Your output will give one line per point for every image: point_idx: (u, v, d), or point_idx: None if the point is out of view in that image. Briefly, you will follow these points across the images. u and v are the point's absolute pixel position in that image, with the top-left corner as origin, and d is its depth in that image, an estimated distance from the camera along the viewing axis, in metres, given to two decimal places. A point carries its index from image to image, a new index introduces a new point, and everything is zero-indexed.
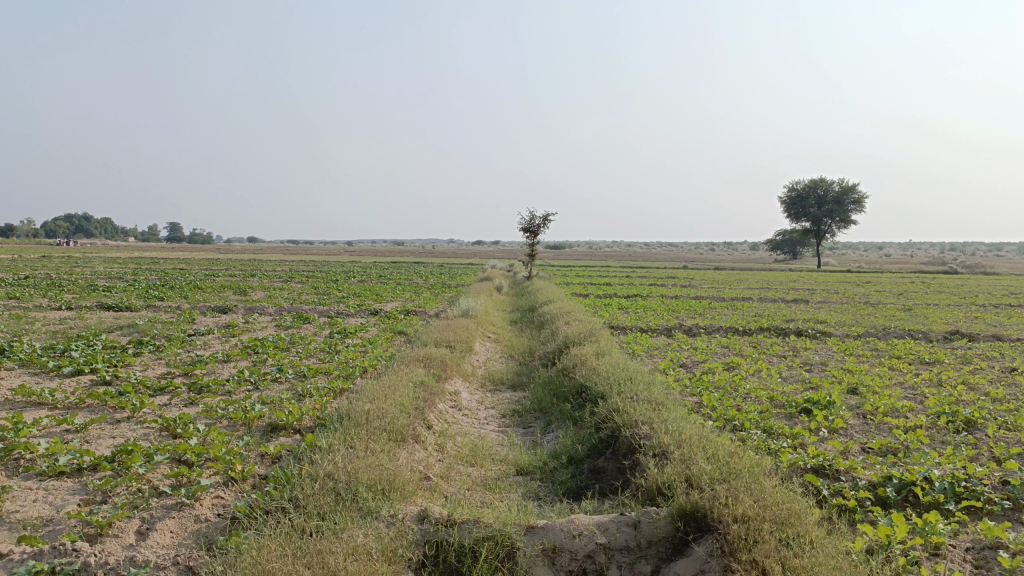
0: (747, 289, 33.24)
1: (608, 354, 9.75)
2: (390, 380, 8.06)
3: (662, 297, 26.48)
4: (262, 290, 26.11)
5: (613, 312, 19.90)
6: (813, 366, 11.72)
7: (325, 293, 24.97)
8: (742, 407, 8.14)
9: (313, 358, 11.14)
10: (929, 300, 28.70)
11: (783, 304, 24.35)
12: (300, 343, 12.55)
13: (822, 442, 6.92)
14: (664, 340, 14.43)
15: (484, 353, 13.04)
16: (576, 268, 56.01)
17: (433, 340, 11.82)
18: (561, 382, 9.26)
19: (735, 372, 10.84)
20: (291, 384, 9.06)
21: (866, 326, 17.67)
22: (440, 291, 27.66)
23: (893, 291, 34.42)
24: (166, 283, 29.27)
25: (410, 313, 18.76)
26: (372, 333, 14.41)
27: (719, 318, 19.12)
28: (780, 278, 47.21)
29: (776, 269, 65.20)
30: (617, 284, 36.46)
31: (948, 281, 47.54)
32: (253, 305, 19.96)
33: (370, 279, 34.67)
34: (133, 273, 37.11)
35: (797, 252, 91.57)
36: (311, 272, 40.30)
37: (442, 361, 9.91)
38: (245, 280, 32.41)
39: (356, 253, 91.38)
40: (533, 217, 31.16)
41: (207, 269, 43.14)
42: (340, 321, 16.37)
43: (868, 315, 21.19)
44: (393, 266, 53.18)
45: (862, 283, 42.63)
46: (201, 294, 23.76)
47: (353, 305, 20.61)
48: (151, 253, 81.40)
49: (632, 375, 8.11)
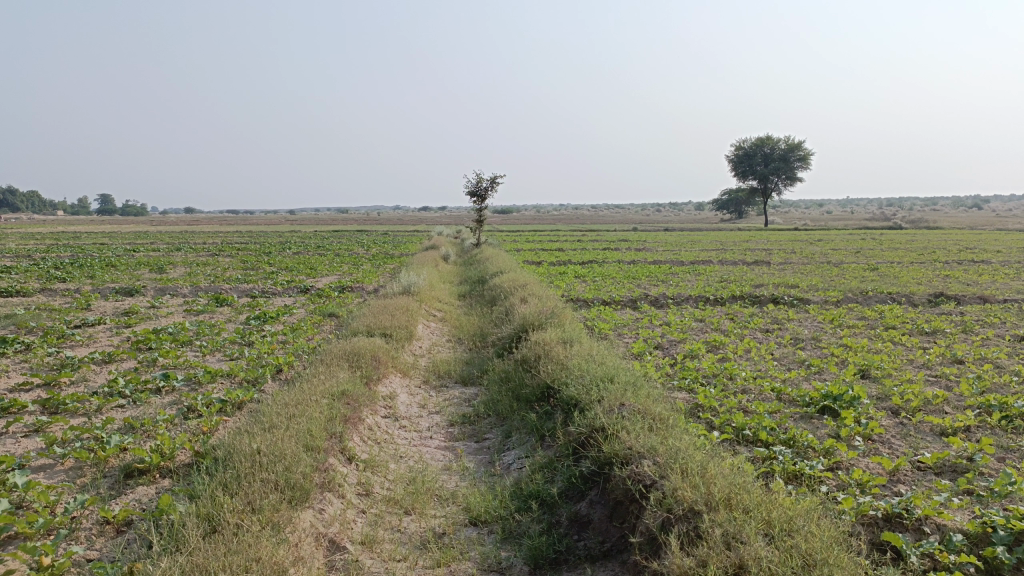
0: (703, 251, 31.90)
1: (578, 342, 7.99)
2: (302, 392, 6.18)
3: (619, 262, 24.95)
4: (183, 267, 23.68)
5: (569, 282, 18.18)
6: (805, 342, 10.18)
7: (252, 269, 22.67)
8: (749, 408, 6.53)
9: (218, 356, 9.15)
10: (888, 258, 27.68)
11: (746, 267, 22.95)
12: (206, 334, 10.51)
13: (866, 461, 5.35)
14: (631, 315, 12.75)
15: (428, 338, 11.18)
16: (525, 233, 54.24)
17: (365, 326, 9.92)
18: (522, 379, 7.50)
19: (721, 355, 9.24)
20: (179, 395, 7.09)
21: (842, 290, 16.32)
22: (381, 262, 25.59)
23: (849, 249, 33.48)
24: (77, 261, 26.52)
25: (345, 289, 16.76)
26: (296, 317, 12.44)
27: (683, 285, 17.57)
28: (729, 239, 46.40)
29: (726, 229, 64.42)
30: (569, 248, 34.86)
31: (898, 237, 47.13)
32: (166, 285, 17.59)
33: (306, 251, 32.30)
34: (46, 250, 33.93)
35: (743, 211, 91.57)
36: (245, 244, 37.64)
37: (375, 356, 8.06)
38: (167, 255, 29.58)
39: (298, 223, 87.91)
40: (480, 179, 29.19)
41: (130, 244, 39.91)
42: (261, 302, 14.29)
43: (837, 277, 19.90)
44: (333, 236, 50.60)
45: (813, 241, 42.08)
46: (111, 273, 21.18)
47: (281, 281, 18.42)
48: (76, 226, 76.80)
49: (612, 373, 6.39)
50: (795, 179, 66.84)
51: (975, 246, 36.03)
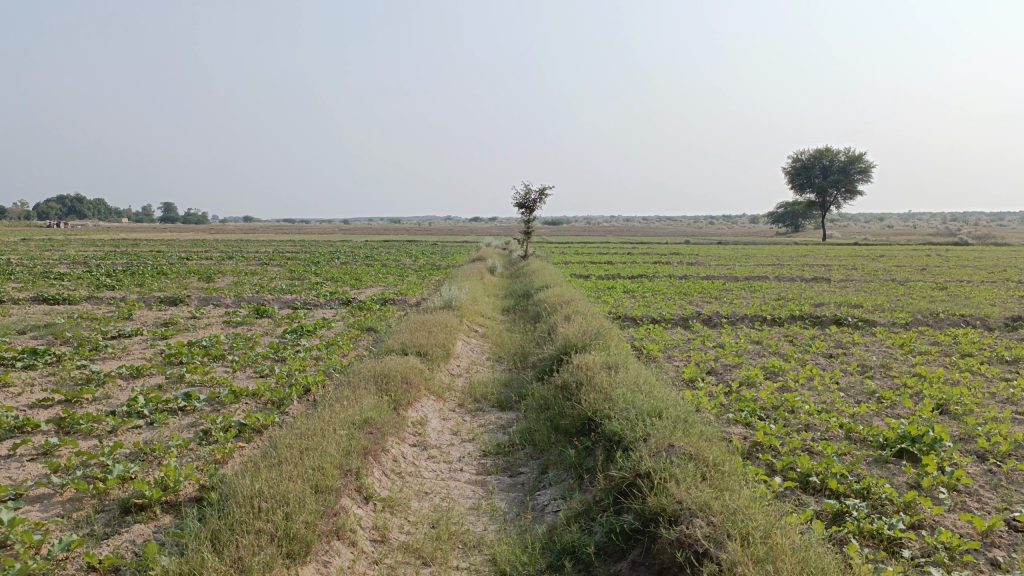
0: (758, 266, 30.82)
1: (624, 368, 7.39)
2: (321, 420, 5.72)
3: (671, 278, 24.19)
4: (231, 277, 23.72)
5: (617, 298, 17.52)
6: (874, 370, 9.37)
7: (298, 279, 22.57)
8: (815, 450, 5.85)
9: (247, 373, 8.79)
10: (957, 276, 26.24)
11: (804, 285, 21.92)
12: (239, 349, 10.19)
13: (955, 520, 4.65)
14: (682, 335, 12.06)
15: (467, 357, 10.68)
16: (575, 245, 53.59)
17: (400, 343, 9.48)
18: (562, 407, 6.93)
19: (781, 383, 8.52)
20: (198, 417, 6.73)
21: (910, 311, 15.34)
22: (427, 274, 25.29)
23: (913, 267, 31.96)
24: (129, 269, 26.85)
25: (387, 302, 16.41)
26: (334, 331, 12.08)
27: (738, 303, 16.76)
28: (785, 254, 45.11)
29: (781, 244, 62.73)
30: (619, 262, 34.15)
31: (965, 253, 45.15)
32: (211, 295, 17.52)
33: (354, 261, 32.28)
34: (104, 257, 34.66)
35: (800, 225, 89.24)
36: (295, 253, 37.88)
37: (406, 378, 7.57)
38: (217, 264, 29.85)
39: (350, 233, 88.92)
40: (528, 191, 28.76)
41: (184, 252, 40.59)
42: (301, 315, 13.98)
43: (902, 296, 18.81)
44: (383, 246, 50.80)
45: (874, 257, 40.56)
46: (159, 282, 21.28)
47: (324, 293, 18.19)
48: (138, 234, 79.00)
49: (660, 406, 5.79)
50: (855, 192, 64.77)
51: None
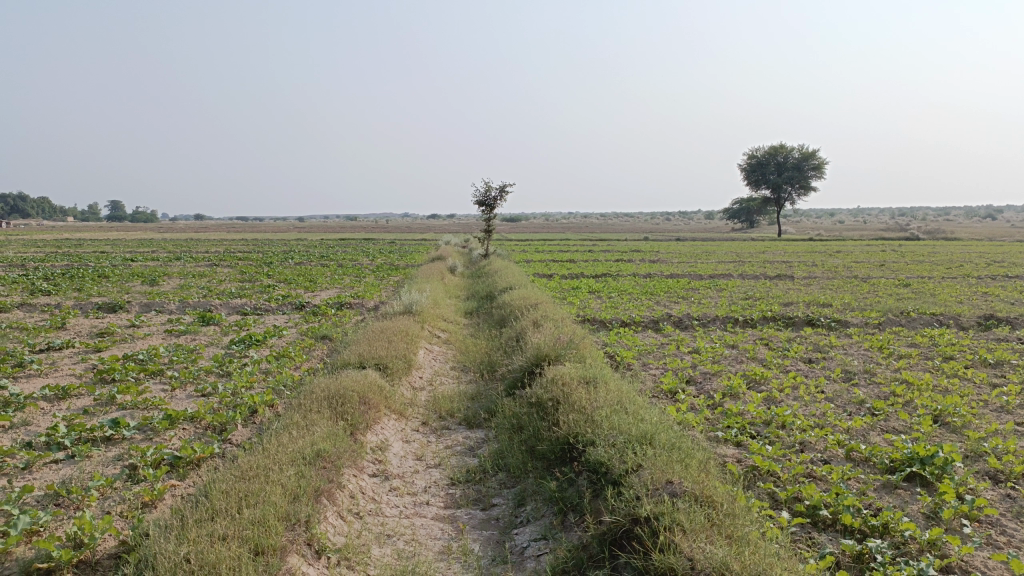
0: (720, 264, 30.63)
1: (603, 383, 6.80)
2: (265, 454, 4.98)
3: (635, 276, 23.76)
4: (178, 279, 22.58)
5: (583, 299, 16.97)
6: (859, 377, 8.93)
7: (249, 281, 21.53)
8: (819, 476, 5.33)
9: (188, 392, 7.97)
10: (917, 272, 26.31)
11: (768, 282, 21.66)
12: (180, 363, 9.34)
13: (986, 560, 4.16)
14: (655, 339, 11.53)
15: (430, 367, 9.98)
16: (534, 242, 53.12)
17: (357, 354, 8.75)
18: (537, 427, 6.30)
19: (767, 394, 8.02)
20: (126, 448, 5.93)
21: (881, 310, 15.07)
22: (385, 274, 24.46)
23: (871, 263, 32.05)
24: (69, 271, 25.46)
25: (343, 306, 15.59)
26: (286, 340, 11.27)
27: (707, 303, 16.34)
28: (744, 250, 45.23)
29: (739, 240, 63.12)
30: (581, 260, 33.66)
31: (918, 248, 45.79)
32: (153, 300, 16.45)
33: (308, 261, 31.22)
34: (43, 258, 32.94)
35: (755, 221, 90.15)
36: (247, 253, 36.57)
37: (364, 398, 6.84)
38: (164, 266, 28.50)
39: (305, 231, 87.20)
40: (489, 188, 28.09)
41: (131, 253, 38.99)
42: (250, 322, 13.10)
43: (868, 294, 18.63)
44: (339, 245, 49.59)
45: (831, 253, 40.82)
46: (99, 286, 20.06)
47: (277, 296, 17.26)
48: (84, 233, 76.23)
49: (649, 430, 5.21)
50: (809, 188, 65.51)
51: (1002, 258, 34.63)
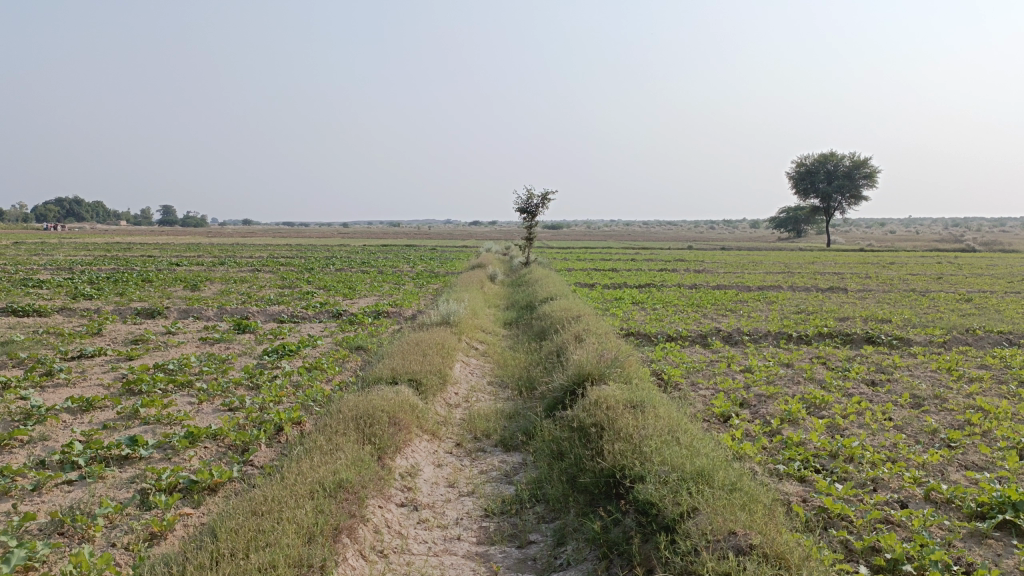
0: (769, 275, 29.70)
1: (652, 408, 6.26)
2: (282, 484, 4.57)
3: (680, 287, 23.07)
4: (219, 285, 22.59)
5: (627, 311, 16.40)
6: (929, 403, 8.24)
7: (289, 288, 21.42)
8: (898, 522, 4.73)
9: (215, 406, 7.65)
10: (978, 287, 25.10)
11: (821, 296, 20.78)
12: (209, 374, 9.06)
13: None
14: (704, 356, 10.92)
15: (466, 382, 9.54)
16: (576, 251, 52.50)
17: (390, 369, 8.34)
18: (579, 455, 5.80)
19: (829, 421, 7.39)
20: (141, 470, 5.60)
21: (944, 328, 14.19)
22: (424, 282, 24.14)
23: (928, 275, 30.78)
24: (114, 275, 25.71)
25: (380, 315, 15.28)
26: (319, 350, 10.95)
27: (756, 317, 15.63)
28: (793, 260, 43.97)
29: (787, 250, 61.64)
30: (623, 269, 32.98)
31: (976, 260, 44.02)
32: (192, 306, 16.33)
33: (349, 267, 31.14)
34: (91, 262, 33.40)
35: (802, 230, 88.14)
36: (289, 259, 36.70)
37: (394, 418, 6.41)
38: (207, 271, 28.66)
39: (348, 237, 87.95)
40: (530, 196, 27.66)
41: (177, 257, 39.44)
42: (285, 330, 12.83)
43: (928, 309, 17.69)
44: (381, 251, 49.61)
45: (884, 264, 39.40)
46: (141, 291, 20.09)
47: (315, 304, 17.03)
48: (134, 237, 77.88)
49: (704, 465, 4.68)
50: (860, 198, 63.69)
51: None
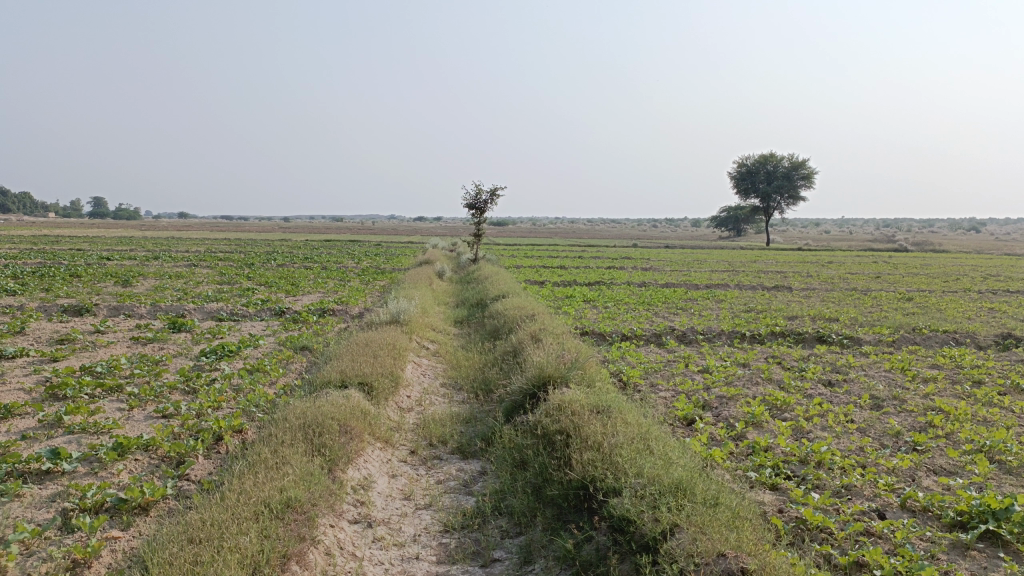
0: (714, 273, 29.99)
1: (619, 414, 5.98)
2: (223, 506, 4.11)
3: (630, 285, 23.02)
4: (153, 280, 21.59)
5: (578, 309, 16.19)
6: (888, 405, 8.17)
7: (228, 284, 20.58)
8: (879, 534, 4.55)
9: (147, 414, 7.08)
10: (914, 286, 25.78)
11: (767, 294, 20.96)
12: (142, 377, 8.45)
13: None
14: (661, 356, 10.74)
15: (418, 384, 9.13)
16: (522, 248, 52.31)
17: (338, 372, 7.88)
18: (544, 465, 5.47)
19: (793, 424, 7.24)
20: (63, 486, 5.04)
21: (891, 327, 14.36)
22: (370, 279, 23.54)
23: (867, 275, 31.52)
24: (39, 270, 24.35)
25: (326, 313, 14.70)
26: (261, 351, 10.37)
27: (708, 316, 15.59)
28: (736, 258, 44.63)
29: (728, 248, 62.74)
30: (571, 266, 32.90)
31: (909, 260, 45.43)
32: (124, 304, 15.45)
33: (292, 263, 30.25)
34: (16, 256, 31.68)
35: (743, 229, 89.86)
36: (229, 254, 35.53)
37: (345, 426, 5.98)
38: (141, 266, 27.45)
39: (290, 231, 86.11)
40: (479, 192, 27.28)
41: (109, 251, 37.77)
42: (224, 329, 12.19)
43: (872, 308, 17.96)
44: (325, 246, 48.51)
45: (824, 264, 40.27)
46: (69, 287, 19.01)
47: (256, 301, 16.32)
48: (64, 229, 74.74)
49: (682, 478, 4.43)
50: (798, 198, 65.16)
51: (995, 272, 34.20)
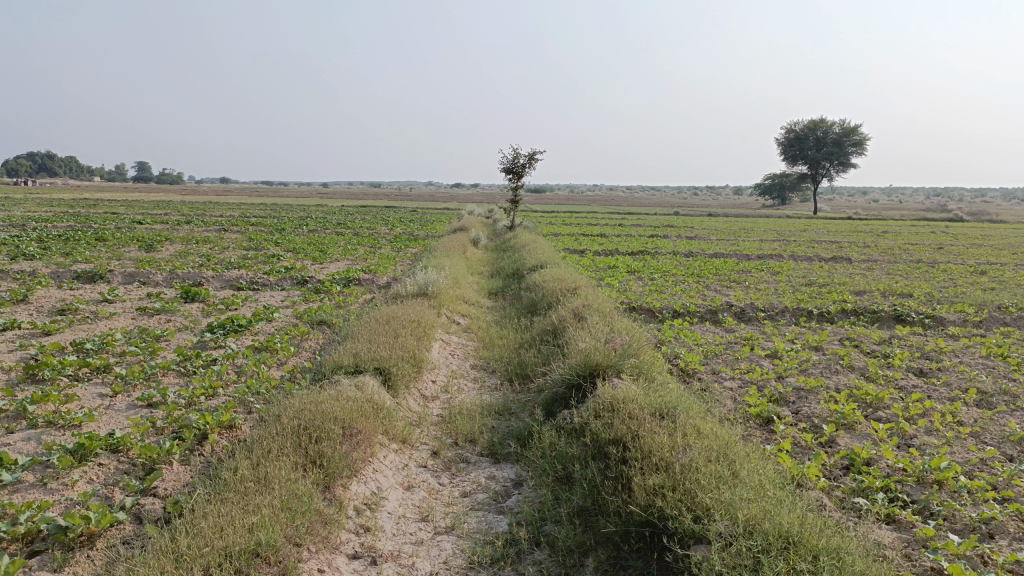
0: (763, 242, 28.39)
1: (687, 420, 4.82)
2: (168, 557, 3.09)
3: (676, 255, 21.69)
4: (178, 245, 20.82)
5: (623, 281, 14.94)
6: (1002, 402, 6.83)
7: (255, 250, 19.75)
8: None
9: (130, 403, 6.12)
10: (983, 258, 23.95)
11: (826, 266, 19.42)
12: (135, 356, 7.50)
13: None
14: (720, 337, 9.48)
15: (446, 367, 8.04)
16: (561, 215, 50.82)
17: (352, 354, 6.81)
18: (595, 485, 4.36)
19: (892, 427, 5.96)
20: None
21: (975, 304, 12.87)
22: (402, 246, 22.51)
23: (928, 246, 29.61)
24: (67, 234, 23.81)
25: (351, 283, 13.71)
26: (273, 326, 9.38)
27: (766, 290, 14.23)
28: (783, 227, 42.79)
29: (775, 216, 60.60)
30: (612, 235, 31.49)
31: (968, 231, 43.01)
32: (140, 270, 14.60)
33: (322, 229, 29.37)
34: (50, 219, 31.26)
35: (789, 197, 86.97)
36: (261, 219, 34.81)
37: (350, 427, 4.92)
38: (170, 230, 26.79)
39: (326, 197, 85.76)
40: (516, 155, 26.00)
41: (142, 215, 37.41)
42: (239, 300, 11.22)
43: (945, 283, 16.37)
44: (360, 212, 47.65)
45: (877, 233, 38.20)
46: (90, 252, 18.28)
47: (280, 269, 15.37)
48: (106, 193, 75.31)
49: (785, 528, 3.30)
50: (848, 165, 62.39)
51: None
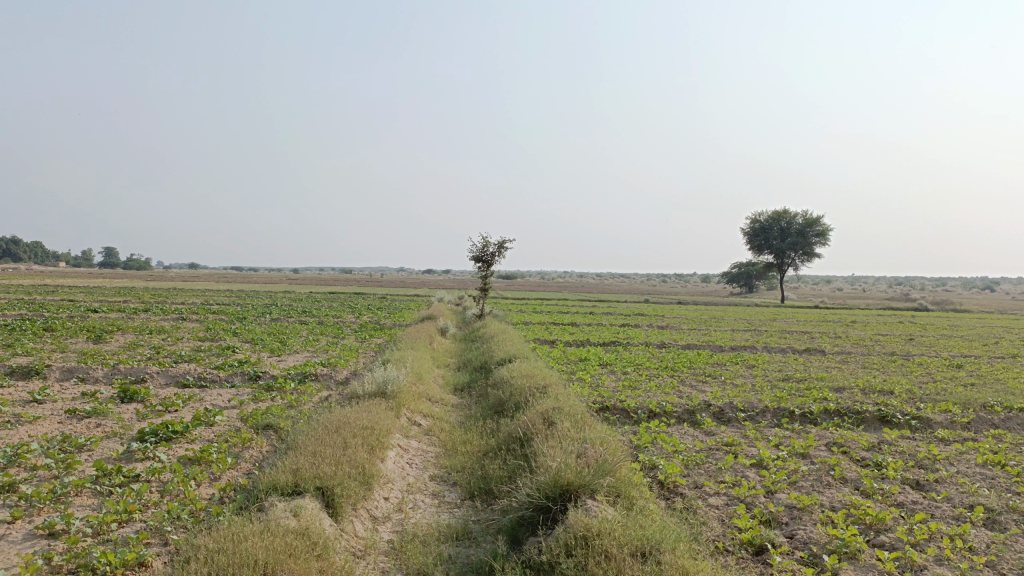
0: (735, 333, 28.13)
1: (673, 561, 4.13)
2: None
3: (649, 346, 21.21)
4: (130, 336, 19.86)
5: (595, 376, 14.32)
6: (1012, 523, 6.21)
7: (212, 341, 18.88)
8: None
9: (27, 533, 5.25)
10: (956, 351, 23.81)
11: (800, 359, 19.03)
12: (48, 471, 6.62)
13: None
14: (700, 442, 8.81)
15: (401, 480, 7.25)
16: (532, 303, 50.49)
17: (292, 470, 6.02)
18: None
19: (900, 557, 5.30)
20: None
21: (959, 402, 12.41)
22: (367, 336, 21.77)
23: (899, 337, 29.56)
24: (13, 323, 22.65)
25: (307, 378, 12.92)
26: (214, 432, 8.54)
27: (743, 386, 13.69)
28: (753, 317, 42.83)
29: (744, 304, 60.91)
30: (583, 324, 31.10)
31: (934, 321, 43.39)
32: (81, 364, 13.66)
33: (287, 318, 28.56)
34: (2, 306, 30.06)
35: (756, 286, 88.04)
36: (224, 306, 33.85)
37: (276, 572, 4.14)
38: (126, 319, 25.76)
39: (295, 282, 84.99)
40: (486, 244, 25.74)
41: (101, 301, 36.28)
42: (182, 399, 10.36)
43: (923, 378, 16.00)
44: (328, 299, 46.90)
45: (847, 323, 38.28)
46: (33, 343, 17.28)
47: (234, 363, 14.52)
48: (68, 278, 73.77)
49: None
50: (813, 255, 63.42)
51: None
